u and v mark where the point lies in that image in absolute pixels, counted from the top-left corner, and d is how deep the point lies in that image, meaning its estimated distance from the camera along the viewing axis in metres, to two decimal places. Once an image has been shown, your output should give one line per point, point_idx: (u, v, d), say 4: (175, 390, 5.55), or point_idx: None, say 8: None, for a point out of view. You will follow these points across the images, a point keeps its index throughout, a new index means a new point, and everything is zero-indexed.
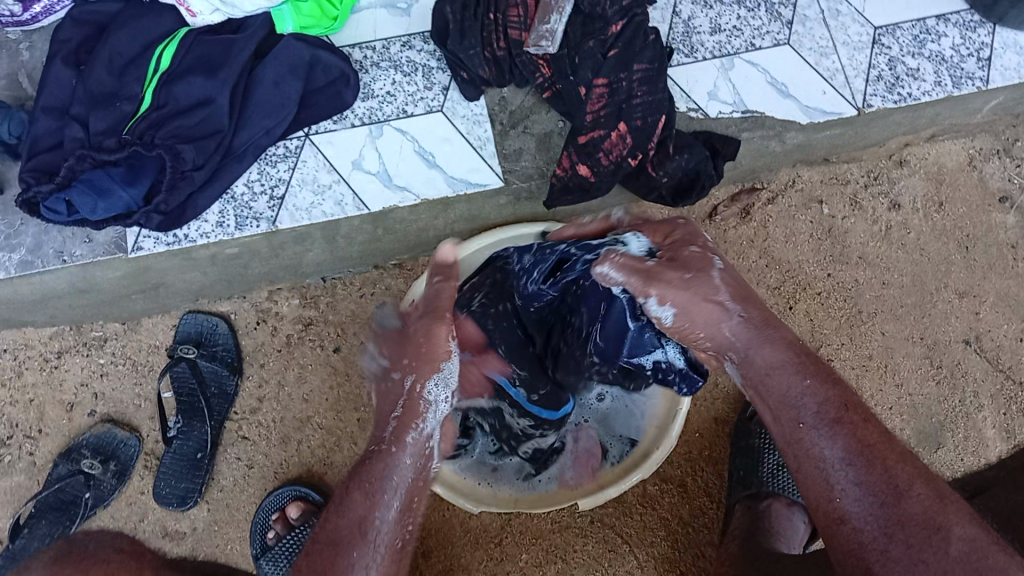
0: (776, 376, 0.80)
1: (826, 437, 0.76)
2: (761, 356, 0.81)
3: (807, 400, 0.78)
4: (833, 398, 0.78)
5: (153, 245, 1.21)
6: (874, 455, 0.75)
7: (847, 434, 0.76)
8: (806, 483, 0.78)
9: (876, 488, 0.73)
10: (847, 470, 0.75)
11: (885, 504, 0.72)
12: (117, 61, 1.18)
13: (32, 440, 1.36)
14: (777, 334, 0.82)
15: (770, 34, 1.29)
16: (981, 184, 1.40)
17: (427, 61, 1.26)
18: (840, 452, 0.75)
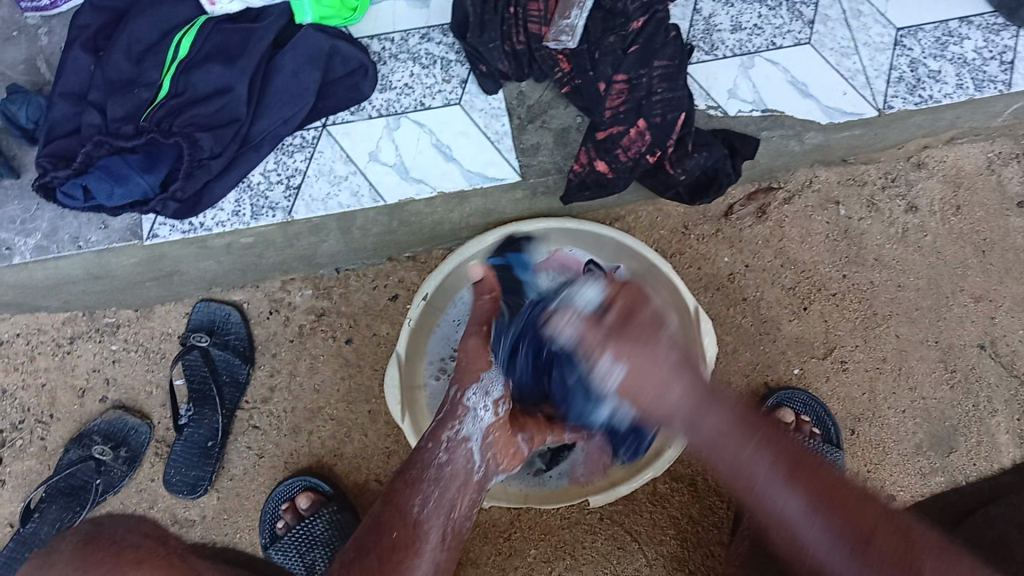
0: (728, 440, 0.87)
1: (784, 494, 0.84)
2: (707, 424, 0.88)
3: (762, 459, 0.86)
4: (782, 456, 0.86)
5: (169, 232, 1.21)
6: (833, 503, 0.83)
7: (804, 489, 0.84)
8: (778, 533, 0.86)
9: (837, 536, 0.82)
10: (811, 521, 0.83)
11: (859, 550, 0.80)
12: (136, 47, 1.18)
13: (44, 425, 1.36)
14: (720, 401, 0.90)
15: (791, 33, 1.28)
16: (1000, 188, 1.39)
17: (446, 54, 1.26)
18: (801, 506, 0.83)
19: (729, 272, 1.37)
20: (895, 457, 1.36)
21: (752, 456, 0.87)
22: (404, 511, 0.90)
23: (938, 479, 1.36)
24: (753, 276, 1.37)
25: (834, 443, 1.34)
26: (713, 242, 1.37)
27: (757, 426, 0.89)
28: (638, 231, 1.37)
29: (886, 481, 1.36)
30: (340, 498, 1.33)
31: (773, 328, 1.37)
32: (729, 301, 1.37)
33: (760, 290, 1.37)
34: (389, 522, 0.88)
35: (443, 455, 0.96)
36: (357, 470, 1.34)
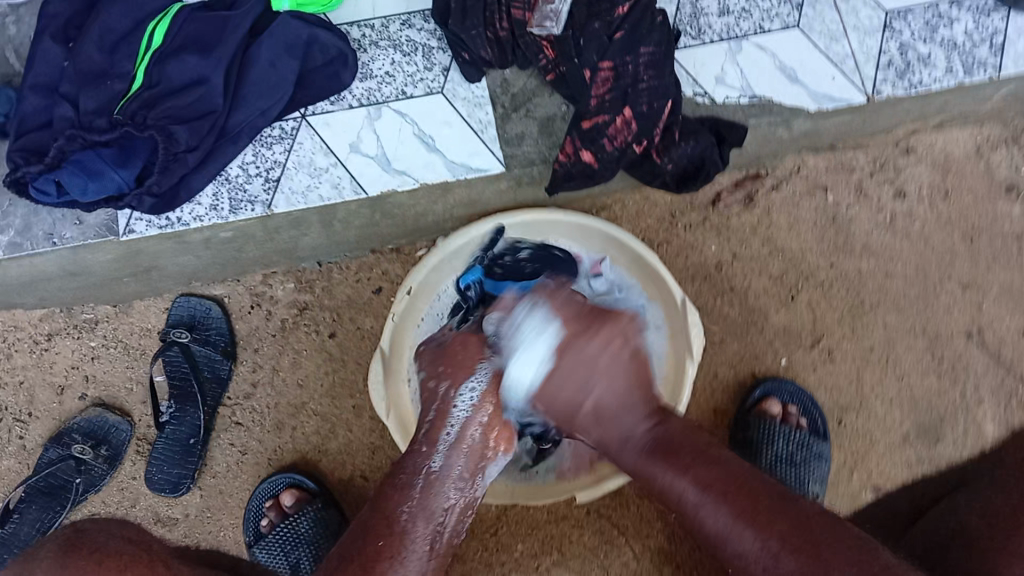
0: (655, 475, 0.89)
1: (711, 510, 0.84)
2: (621, 452, 0.92)
3: (680, 482, 0.87)
4: (694, 484, 0.86)
5: (145, 227, 1.21)
6: (759, 516, 0.82)
7: (716, 513, 0.84)
8: (716, 548, 0.86)
9: (760, 559, 0.81)
10: (735, 539, 0.83)
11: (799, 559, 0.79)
12: (108, 37, 1.13)
13: (23, 424, 1.33)
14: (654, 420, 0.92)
15: (780, 16, 1.27)
16: (987, 174, 1.38)
17: (427, 41, 1.23)
18: (729, 524, 0.83)
19: (716, 260, 1.35)
20: (881, 446, 1.36)
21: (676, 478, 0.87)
22: (392, 515, 0.88)
23: (924, 468, 1.36)
24: (740, 265, 1.35)
25: (821, 434, 1.33)
26: (700, 231, 1.35)
27: (685, 448, 0.89)
28: (624, 221, 1.35)
29: (871, 473, 1.36)
30: (325, 496, 1.31)
31: (761, 318, 1.36)
32: (716, 291, 1.35)
33: (747, 279, 1.36)
34: (377, 529, 0.86)
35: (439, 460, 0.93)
36: (342, 467, 1.32)
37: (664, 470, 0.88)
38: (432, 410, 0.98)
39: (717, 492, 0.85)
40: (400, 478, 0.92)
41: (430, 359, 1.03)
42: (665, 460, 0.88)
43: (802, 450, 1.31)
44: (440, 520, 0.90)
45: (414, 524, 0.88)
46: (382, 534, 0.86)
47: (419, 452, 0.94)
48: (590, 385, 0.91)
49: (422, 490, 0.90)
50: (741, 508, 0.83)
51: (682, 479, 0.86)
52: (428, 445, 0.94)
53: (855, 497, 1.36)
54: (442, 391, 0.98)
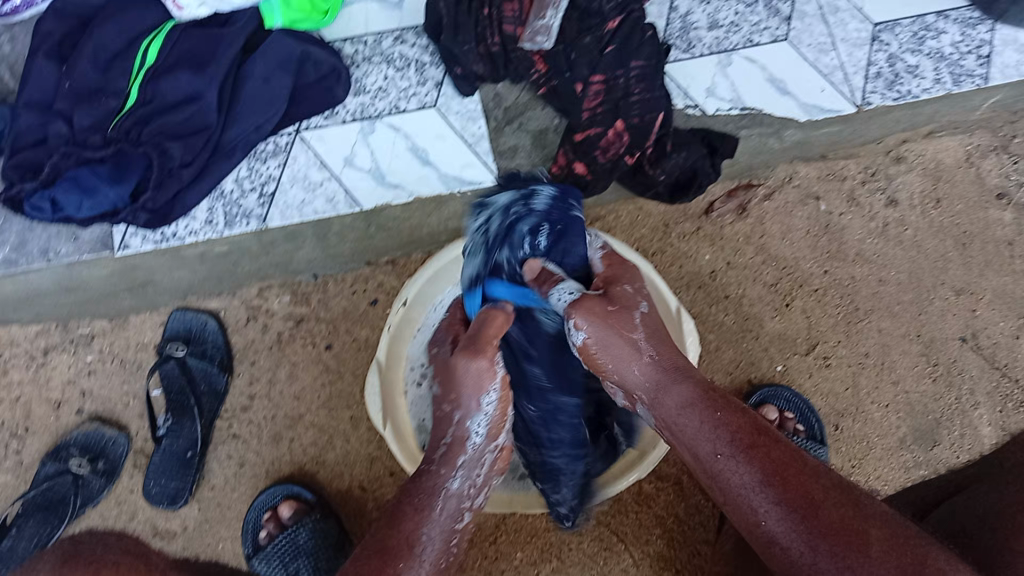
0: (688, 436, 0.84)
1: (739, 464, 0.78)
2: (667, 399, 0.87)
3: (716, 437, 0.81)
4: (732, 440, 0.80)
5: (141, 242, 1.27)
6: (786, 479, 0.75)
7: (750, 470, 0.77)
8: (730, 507, 0.79)
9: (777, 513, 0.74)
10: (760, 492, 0.76)
11: (804, 518, 0.72)
12: (102, 55, 1.15)
13: (20, 439, 1.33)
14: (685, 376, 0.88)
15: (768, 30, 1.32)
16: (979, 180, 1.39)
17: (420, 56, 1.26)
18: (753, 479, 0.77)
19: (711, 269, 1.36)
20: (878, 451, 1.37)
21: (708, 433, 0.82)
22: (411, 535, 0.85)
23: (921, 472, 1.36)
24: (734, 273, 1.36)
25: (818, 439, 1.33)
26: (694, 240, 1.36)
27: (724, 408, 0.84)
28: (618, 231, 1.35)
29: (870, 476, 1.37)
30: (323, 506, 1.30)
31: (756, 325, 1.36)
32: (711, 300, 1.36)
33: (742, 287, 1.36)
34: (394, 549, 0.82)
35: (455, 480, 0.91)
36: (340, 477, 1.32)
37: (698, 414, 0.84)
38: (447, 434, 0.95)
39: (755, 451, 0.78)
40: (420, 494, 0.89)
41: (440, 375, 0.99)
42: (712, 408, 0.84)
43: None
44: (452, 541, 0.89)
45: (431, 545, 0.86)
46: (403, 553, 0.82)
47: (435, 472, 0.92)
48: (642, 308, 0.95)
49: (440, 511, 0.88)
50: (772, 467, 0.77)
51: (715, 437, 0.81)
52: (446, 467, 0.92)
53: None
54: (456, 419, 0.95)
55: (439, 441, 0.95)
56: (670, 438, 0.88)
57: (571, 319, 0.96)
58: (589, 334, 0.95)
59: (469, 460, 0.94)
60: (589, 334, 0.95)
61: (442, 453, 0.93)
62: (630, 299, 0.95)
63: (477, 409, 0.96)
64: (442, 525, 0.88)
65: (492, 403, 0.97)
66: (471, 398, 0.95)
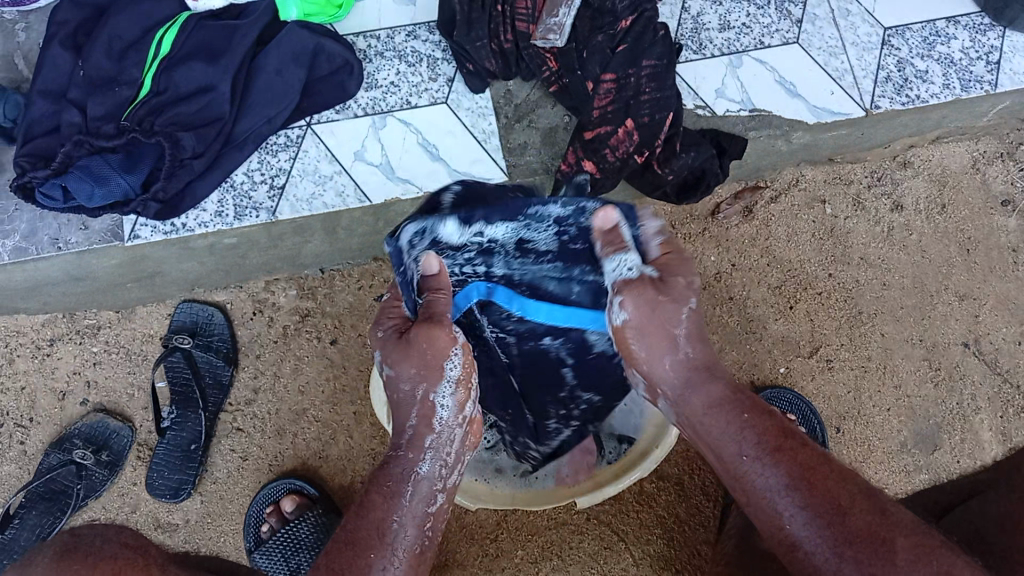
0: (712, 433, 0.84)
1: (767, 468, 0.79)
2: (694, 398, 0.85)
3: (744, 438, 0.81)
4: (760, 442, 0.80)
5: (149, 233, 1.24)
6: (813, 484, 0.76)
7: (777, 473, 0.78)
8: (752, 507, 0.80)
9: (805, 517, 0.74)
10: (787, 497, 0.76)
11: (831, 525, 0.73)
12: (117, 45, 1.16)
13: (24, 429, 1.33)
14: (713, 374, 0.86)
15: (779, 32, 1.34)
16: (984, 187, 1.40)
17: (432, 52, 1.27)
18: (780, 484, 0.77)
19: (715, 271, 1.36)
20: (879, 454, 1.37)
21: (735, 432, 0.82)
22: (383, 524, 0.85)
23: (922, 477, 1.36)
24: (740, 275, 1.37)
25: (821, 441, 1.34)
26: (699, 241, 1.36)
27: (750, 408, 0.84)
28: None
29: (871, 480, 1.37)
30: (325, 501, 1.30)
31: (760, 327, 1.37)
32: (716, 301, 1.36)
33: (747, 289, 1.37)
34: (365, 541, 0.83)
35: (423, 466, 0.89)
36: (343, 472, 1.32)
37: (725, 413, 0.83)
38: (411, 418, 0.90)
39: (783, 454, 0.79)
40: (389, 480, 0.88)
41: (394, 352, 0.90)
42: (740, 408, 0.83)
43: None
44: (426, 525, 0.89)
45: (403, 533, 0.86)
46: (373, 546, 0.83)
47: (405, 458, 0.89)
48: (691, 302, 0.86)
49: (409, 497, 0.88)
50: (801, 470, 0.77)
51: (742, 439, 0.81)
52: (413, 453, 0.90)
53: None
54: (419, 395, 0.90)
55: (404, 424, 0.91)
56: (690, 433, 0.87)
57: (619, 297, 0.87)
58: (629, 319, 0.86)
59: (438, 440, 0.91)
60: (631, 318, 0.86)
61: (409, 437, 0.90)
62: (680, 290, 0.86)
63: (439, 387, 0.89)
64: (413, 514, 0.87)
65: (454, 369, 0.89)
66: (435, 378, 0.89)
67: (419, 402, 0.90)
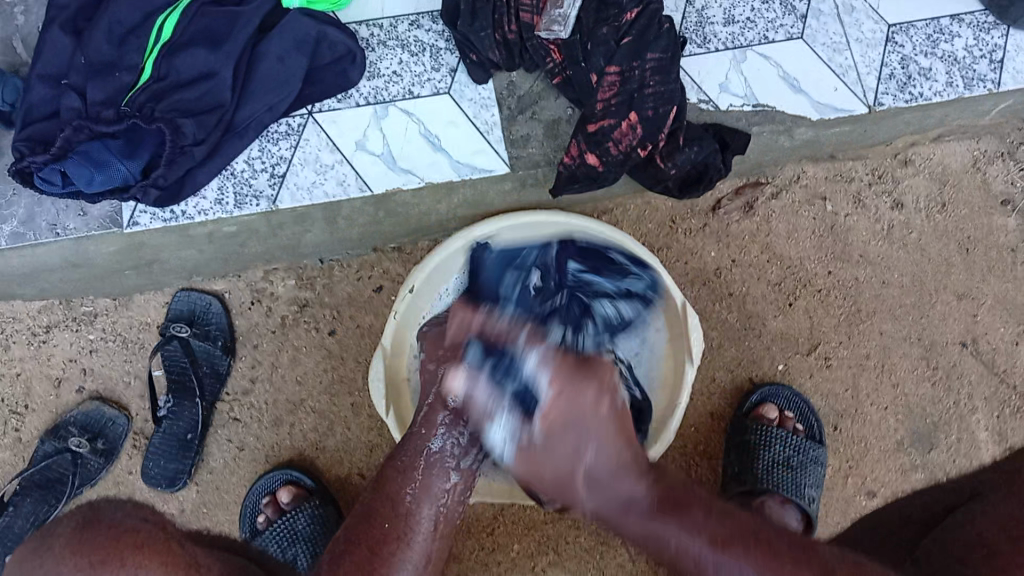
0: (655, 543, 0.87)
1: (725, 565, 0.83)
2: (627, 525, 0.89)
3: (687, 542, 0.85)
4: (707, 542, 0.85)
5: (149, 220, 1.20)
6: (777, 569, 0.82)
7: (738, 567, 0.83)
8: None
9: None
10: None
11: None
12: (117, 29, 1.15)
13: (18, 416, 1.32)
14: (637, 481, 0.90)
15: (784, 27, 1.30)
16: (984, 186, 1.40)
17: (435, 42, 1.25)
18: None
19: (715, 267, 1.36)
20: (876, 452, 1.37)
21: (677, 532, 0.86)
22: (396, 497, 0.95)
23: (917, 476, 1.37)
24: (739, 271, 1.37)
25: (817, 439, 1.35)
26: (700, 237, 1.36)
27: (680, 506, 0.88)
28: (625, 226, 1.36)
29: (866, 478, 1.37)
30: (322, 492, 1.30)
31: (759, 323, 1.37)
32: (715, 296, 1.36)
33: (746, 286, 1.37)
34: (380, 512, 0.93)
35: (436, 442, 1.00)
36: (339, 464, 1.32)
37: (665, 529, 0.86)
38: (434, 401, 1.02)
39: (729, 542, 0.85)
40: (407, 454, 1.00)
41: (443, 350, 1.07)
42: (677, 513, 0.88)
43: (799, 454, 1.32)
44: (439, 498, 0.98)
45: (417, 505, 0.96)
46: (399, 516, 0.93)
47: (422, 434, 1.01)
48: (588, 436, 0.88)
49: (424, 473, 0.98)
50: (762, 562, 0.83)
51: (693, 541, 0.85)
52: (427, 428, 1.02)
53: (850, 502, 1.37)
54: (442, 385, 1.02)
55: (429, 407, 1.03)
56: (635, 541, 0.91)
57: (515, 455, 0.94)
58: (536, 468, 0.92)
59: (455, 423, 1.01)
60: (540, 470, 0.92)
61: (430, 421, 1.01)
62: (567, 437, 0.89)
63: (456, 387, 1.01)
64: (427, 491, 0.97)
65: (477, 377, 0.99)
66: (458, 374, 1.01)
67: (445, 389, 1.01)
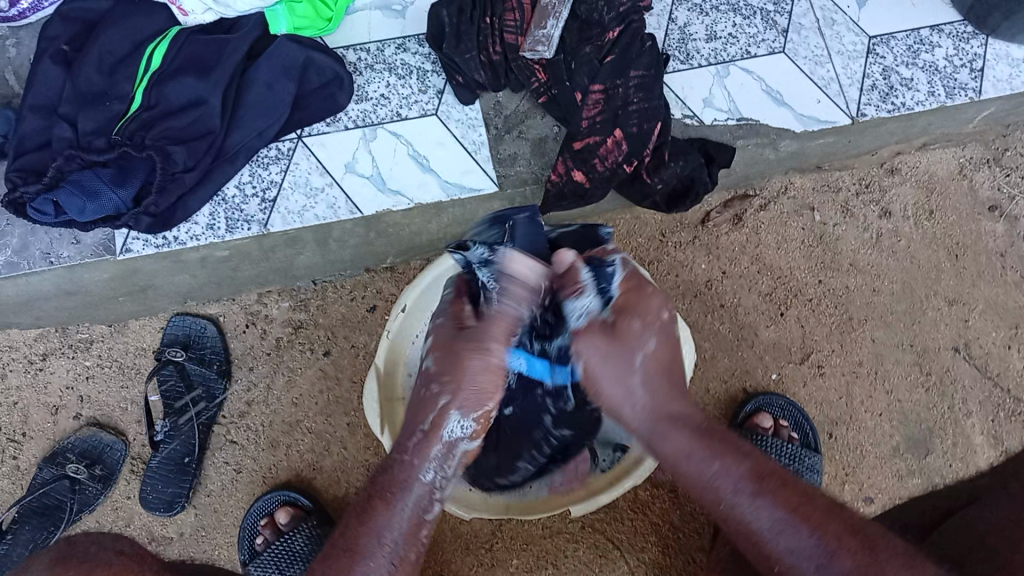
0: (682, 464, 0.84)
1: (753, 509, 0.78)
2: (667, 442, 0.85)
3: (723, 477, 0.81)
4: (744, 476, 0.80)
5: (142, 247, 1.21)
6: (804, 514, 0.76)
7: (769, 507, 0.77)
8: (743, 544, 0.79)
9: (809, 553, 0.74)
10: (778, 536, 0.76)
11: (839, 553, 0.73)
12: (107, 59, 1.17)
13: (16, 445, 1.33)
14: (675, 412, 0.87)
15: (766, 41, 1.32)
16: (971, 193, 1.41)
17: (422, 65, 1.27)
18: (773, 518, 0.77)
19: (706, 278, 1.37)
20: (871, 459, 1.37)
21: (711, 466, 0.82)
22: (378, 530, 0.83)
23: (914, 482, 1.37)
24: (730, 282, 1.37)
25: (812, 447, 1.35)
26: (690, 249, 1.37)
27: (719, 440, 0.84)
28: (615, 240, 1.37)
29: (863, 484, 1.38)
30: (320, 513, 1.30)
31: (751, 334, 1.37)
32: (707, 308, 1.37)
33: (737, 296, 1.38)
34: (360, 548, 0.82)
35: (429, 474, 0.89)
36: (336, 484, 1.32)
37: (693, 450, 0.83)
38: (425, 421, 0.89)
39: (768, 487, 0.79)
40: (387, 485, 0.87)
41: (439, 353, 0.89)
42: (718, 446, 0.83)
43: (794, 462, 1.32)
44: (420, 533, 0.86)
45: (396, 538, 0.84)
46: (376, 557, 0.82)
47: (410, 463, 0.88)
48: (636, 345, 0.87)
49: (408, 505, 0.86)
50: (794, 507, 0.77)
51: (725, 475, 0.81)
52: (419, 456, 0.88)
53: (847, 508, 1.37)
54: (439, 404, 0.87)
55: (414, 427, 0.89)
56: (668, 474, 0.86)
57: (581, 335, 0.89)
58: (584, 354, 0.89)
59: (444, 451, 0.89)
60: (588, 367, 0.89)
61: (417, 442, 0.89)
62: (635, 330, 0.88)
63: (452, 415, 0.88)
64: (407, 518, 0.85)
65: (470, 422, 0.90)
66: (462, 402, 0.87)
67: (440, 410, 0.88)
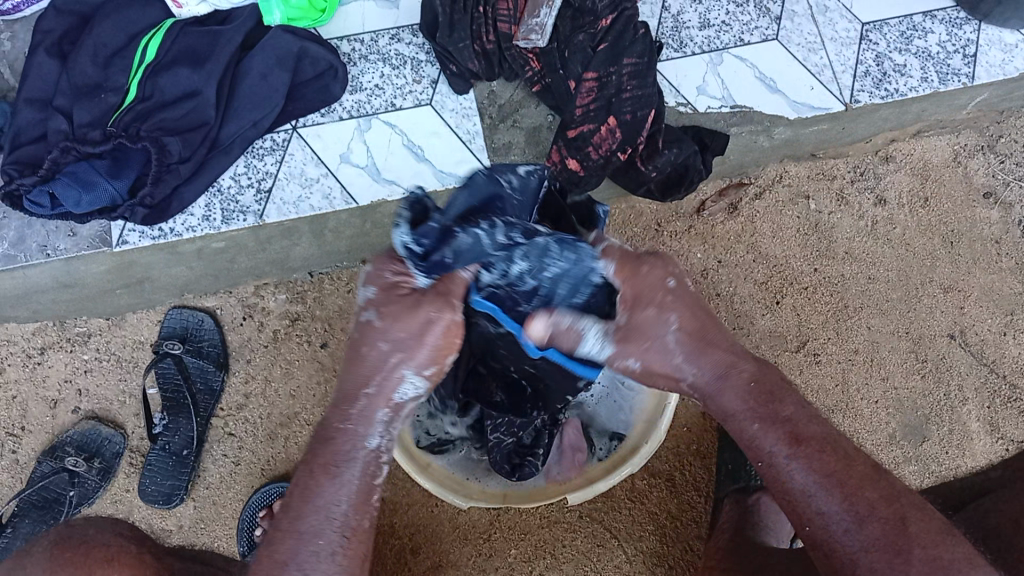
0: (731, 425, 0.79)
1: (791, 472, 0.75)
2: (719, 402, 0.80)
3: (764, 439, 0.77)
4: (786, 442, 0.76)
5: (138, 238, 1.21)
6: (840, 482, 0.73)
7: (806, 470, 0.74)
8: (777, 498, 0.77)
9: (839, 519, 0.72)
10: (811, 501, 0.73)
11: (866, 525, 0.71)
12: (102, 52, 1.17)
13: (15, 438, 1.33)
14: (732, 375, 0.79)
15: (758, 29, 1.32)
16: (966, 179, 1.42)
17: (415, 55, 1.27)
18: (810, 481, 0.74)
19: (701, 267, 1.38)
20: (868, 447, 1.38)
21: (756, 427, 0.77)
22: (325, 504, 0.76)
23: (912, 468, 1.38)
24: (726, 271, 1.38)
25: None
26: (685, 239, 1.38)
27: (769, 400, 0.78)
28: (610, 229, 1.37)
29: None
30: None
31: (746, 323, 1.38)
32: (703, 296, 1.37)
33: (733, 285, 1.38)
34: (308, 528, 0.75)
35: (375, 440, 0.80)
36: None
37: (742, 417, 0.78)
38: (371, 383, 0.78)
39: (810, 449, 0.75)
40: (329, 455, 0.78)
41: (392, 306, 0.78)
42: (767, 410, 0.77)
43: None
44: (368, 502, 0.79)
45: (342, 508, 0.76)
46: (322, 530, 0.75)
47: (352, 432, 0.78)
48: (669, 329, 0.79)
49: (357, 474, 0.78)
50: (831, 472, 0.73)
51: (769, 438, 0.76)
52: (363, 423, 0.79)
53: None
54: (392, 364, 0.78)
55: (357, 389, 0.79)
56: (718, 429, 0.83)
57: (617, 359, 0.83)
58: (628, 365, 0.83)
59: (392, 414, 0.80)
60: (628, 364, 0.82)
61: (359, 409, 0.79)
62: (653, 320, 0.78)
63: (404, 376, 0.78)
64: (355, 486, 0.78)
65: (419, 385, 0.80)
66: (419, 357, 0.78)
67: (387, 369, 0.78)
